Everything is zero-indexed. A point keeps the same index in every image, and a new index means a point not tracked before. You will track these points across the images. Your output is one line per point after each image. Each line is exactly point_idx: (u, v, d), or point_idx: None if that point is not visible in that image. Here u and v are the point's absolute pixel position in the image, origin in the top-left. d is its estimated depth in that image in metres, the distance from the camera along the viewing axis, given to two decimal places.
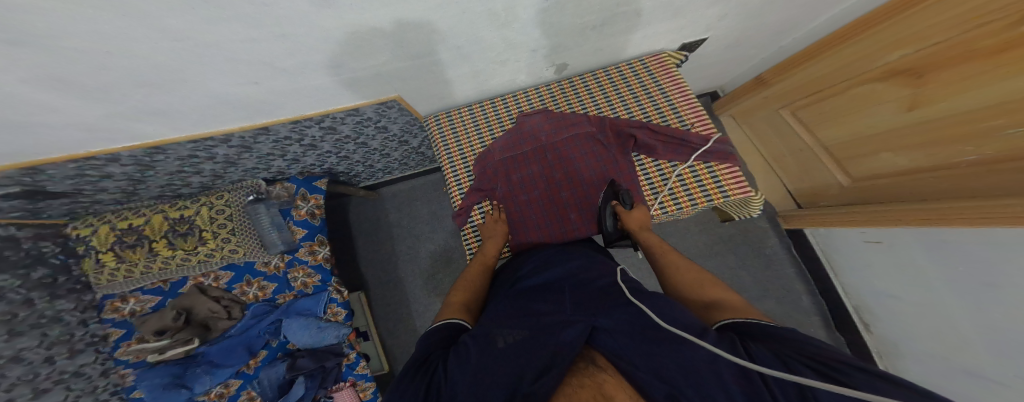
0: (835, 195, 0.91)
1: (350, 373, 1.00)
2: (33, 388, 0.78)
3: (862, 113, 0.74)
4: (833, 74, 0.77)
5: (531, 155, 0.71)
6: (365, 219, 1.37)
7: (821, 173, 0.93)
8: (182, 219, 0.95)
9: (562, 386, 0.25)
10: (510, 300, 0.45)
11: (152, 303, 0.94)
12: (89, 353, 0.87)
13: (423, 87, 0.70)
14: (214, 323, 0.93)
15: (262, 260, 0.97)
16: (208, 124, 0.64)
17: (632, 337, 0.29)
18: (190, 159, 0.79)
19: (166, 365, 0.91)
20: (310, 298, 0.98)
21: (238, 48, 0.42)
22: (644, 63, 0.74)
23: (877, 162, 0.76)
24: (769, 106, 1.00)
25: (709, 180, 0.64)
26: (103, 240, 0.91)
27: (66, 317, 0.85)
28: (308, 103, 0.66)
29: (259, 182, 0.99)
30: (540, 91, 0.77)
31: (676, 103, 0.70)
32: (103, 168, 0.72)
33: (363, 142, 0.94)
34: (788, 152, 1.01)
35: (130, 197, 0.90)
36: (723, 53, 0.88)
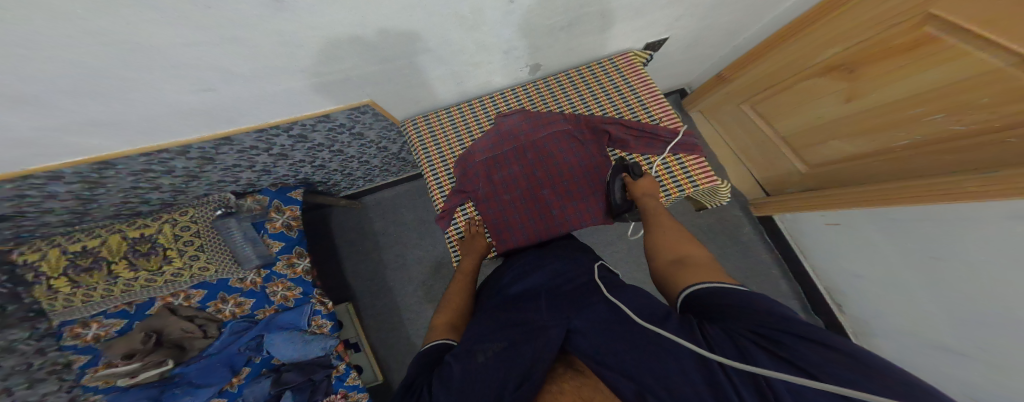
0: (797, 181, 0.96)
1: (341, 385, 0.97)
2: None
3: (808, 107, 0.80)
4: (778, 72, 0.83)
5: (511, 154, 0.72)
6: (348, 228, 1.34)
7: (783, 161, 0.98)
8: (144, 237, 0.91)
9: (540, 395, 0.28)
10: (497, 307, 0.46)
11: (118, 327, 0.88)
12: (53, 382, 0.81)
13: (397, 92, 0.69)
14: (189, 343, 0.89)
15: (237, 276, 0.94)
16: (167, 134, 0.61)
17: (603, 336, 0.32)
18: (145, 175, 0.75)
19: (141, 388, 0.85)
20: (291, 312, 0.95)
21: (187, 53, 0.40)
22: (613, 62, 0.77)
23: (827, 149, 0.82)
24: (731, 101, 1.06)
25: (680, 172, 0.67)
26: (55, 265, 0.84)
27: (20, 347, 0.79)
28: (274, 110, 0.64)
29: (228, 196, 0.96)
30: (517, 92, 0.78)
31: (645, 100, 0.72)
32: (47, 186, 0.68)
33: (338, 150, 0.91)
34: (755, 147, 1.06)
35: (82, 217, 0.84)
36: (687, 51, 0.92)
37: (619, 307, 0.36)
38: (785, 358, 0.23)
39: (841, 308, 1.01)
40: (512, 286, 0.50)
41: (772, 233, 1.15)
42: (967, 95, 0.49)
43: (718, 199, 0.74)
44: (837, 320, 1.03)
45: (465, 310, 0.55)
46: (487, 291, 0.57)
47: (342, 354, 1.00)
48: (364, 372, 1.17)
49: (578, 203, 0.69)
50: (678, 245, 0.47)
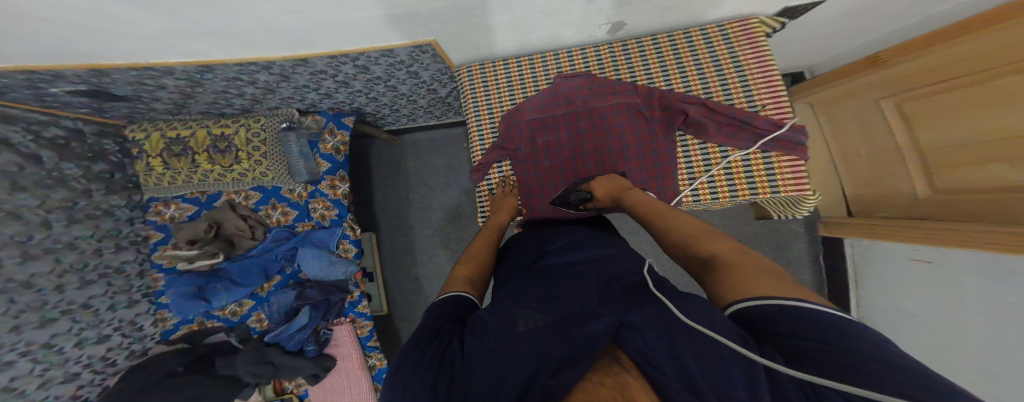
0: (908, 206, 0.78)
1: (351, 311, 1.05)
2: (81, 278, 0.85)
3: (987, 116, 0.57)
4: (977, 59, 0.57)
5: (561, 119, 0.67)
6: (384, 163, 1.38)
7: (893, 181, 0.80)
8: (223, 137, 0.97)
9: (583, 381, 0.24)
10: (527, 277, 0.44)
11: (190, 212, 1.01)
12: (130, 252, 0.96)
13: (464, 34, 0.62)
14: (239, 241, 0.99)
15: (288, 187, 1.02)
16: (254, 50, 0.63)
17: (666, 340, 0.27)
18: (235, 82, 0.79)
19: (192, 275, 0.98)
20: (324, 230, 1.01)
21: None
22: (724, 31, 0.63)
23: (978, 176, 0.61)
24: (867, 94, 0.80)
25: (762, 173, 0.57)
26: (155, 146, 0.96)
27: (116, 213, 0.94)
28: (345, 39, 0.60)
29: (293, 112, 0.98)
30: (587, 53, 0.69)
31: (749, 78, 0.61)
32: (158, 79, 0.73)
33: (392, 86, 0.90)
34: (865, 154, 0.86)
35: (179, 109, 0.93)
36: (829, 29, 0.72)
37: (675, 309, 0.31)
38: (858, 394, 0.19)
39: None
40: (550, 259, 0.47)
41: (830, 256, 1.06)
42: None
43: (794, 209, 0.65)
44: None
45: (486, 262, 0.54)
46: (510, 257, 0.56)
47: (359, 282, 1.07)
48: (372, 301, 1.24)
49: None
50: (694, 244, 0.41)
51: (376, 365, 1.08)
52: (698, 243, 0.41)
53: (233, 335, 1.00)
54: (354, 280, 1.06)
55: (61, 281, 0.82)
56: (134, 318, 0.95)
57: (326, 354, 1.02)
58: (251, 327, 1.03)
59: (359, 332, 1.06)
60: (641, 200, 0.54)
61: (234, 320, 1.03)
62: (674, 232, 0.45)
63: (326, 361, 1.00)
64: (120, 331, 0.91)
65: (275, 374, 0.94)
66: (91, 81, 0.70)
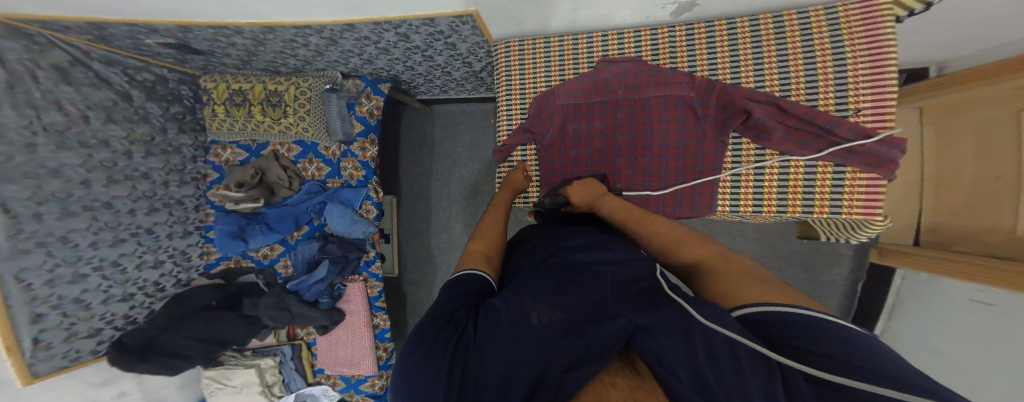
0: (994, 242, 0.64)
1: (365, 269, 1.11)
2: (150, 205, 0.95)
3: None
4: None
5: (598, 107, 0.63)
6: (413, 130, 1.39)
7: (996, 214, 0.63)
8: (276, 92, 1.00)
9: (593, 381, 0.25)
10: (550, 268, 0.42)
11: (241, 158, 1.09)
12: (190, 186, 1.05)
13: (502, 5, 0.58)
14: (278, 189, 1.06)
15: (325, 144, 1.06)
16: (311, 14, 0.64)
17: (683, 346, 0.25)
18: (292, 44, 0.82)
19: (236, 216, 1.05)
20: (350, 190, 1.05)
21: None
22: (834, 18, 0.51)
23: None
24: (1007, 98, 0.60)
25: (825, 190, 0.51)
26: (221, 95, 1.01)
27: (184, 151, 1.03)
28: (396, 5, 0.59)
29: (337, 75, 1.00)
30: (643, 35, 0.62)
31: (848, 78, 0.51)
32: (231, 38, 0.78)
33: (429, 56, 0.89)
34: (969, 177, 0.69)
35: (244, 64, 0.98)
36: (958, 18, 0.57)
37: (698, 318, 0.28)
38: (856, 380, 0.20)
39: None
40: (570, 254, 0.45)
41: (869, 285, 0.96)
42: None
43: (852, 233, 0.58)
44: None
45: (499, 239, 0.53)
46: (525, 249, 0.54)
47: (375, 243, 1.13)
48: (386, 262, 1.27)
49: (650, 184, 0.60)
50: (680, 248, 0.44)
51: (378, 325, 1.14)
52: (689, 246, 0.43)
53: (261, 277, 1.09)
54: (372, 240, 1.11)
55: (134, 206, 0.91)
56: (185, 248, 1.03)
57: (337, 309, 1.07)
58: (278, 272, 1.10)
59: (370, 291, 1.11)
60: (617, 207, 0.53)
61: (264, 263, 1.10)
62: (658, 237, 0.47)
63: (335, 315, 1.04)
64: (172, 259, 1.00)
65: (290, 320, 1.01)
66: (176, 35, 0.76)
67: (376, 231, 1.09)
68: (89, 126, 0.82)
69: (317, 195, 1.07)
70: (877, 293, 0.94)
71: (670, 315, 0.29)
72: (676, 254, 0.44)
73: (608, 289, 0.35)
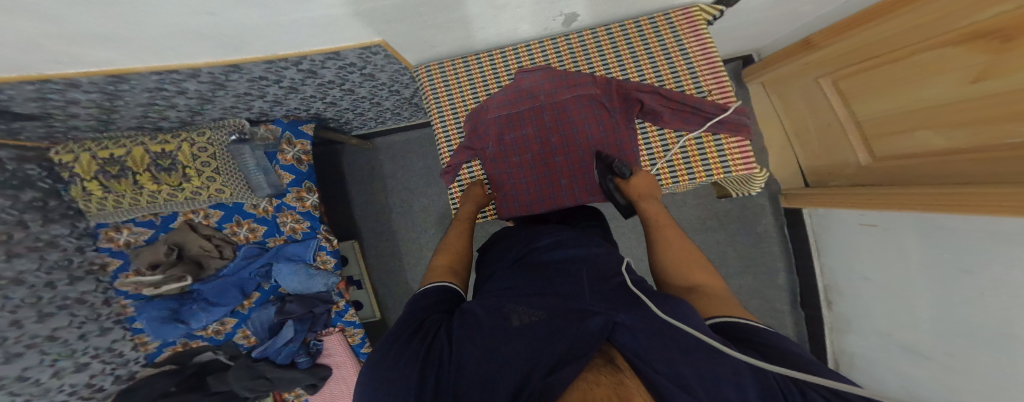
0: (853, 174, 0.81)
1: (339, 320, 1.05)
2: (38, 312, 0.79)
3: (912, 87, 0.59)
4: (904, 34, 0.58)
5: (527, 114, 0.67)
6: (360, 169, 1.36)
7: (841, 150, 0.82)
8: (164, 154, 0.90)
9: (578, 380, 0.26)
10: (522, 273, 0.46)
11: (146, 236, 0.96)
12: (89, 281, 0.90)
13: (410, 34, 0.60)
14: (206, 261, 0.97)
15: (250, 202, 0.99)
16: (173, 56, 0.57)
17: (652, 335, 0.29)
18: (159, 92, 0.73)
19: (162, 299, 0.95)
20: (298, 244, 1.00)
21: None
22: (670, 21, 0.63)
23: (908, 139, 0.63)
24: (809, 74, 0.83)
25: (714, 153, 0.60)
26: (87, 168, 0.87)
27: (62, 243, 0.86)
28: (279, 44, 0.58)
29: (242, 122, 0.93)
30: (544, 45, 0.69)
31: (697, 68, 0.61)
32: (65, 93, 0.65)
33: (348, 89, 0.89)
34: (812, 125, 0.88)
35: (106, 125, 0.85)
36: (766, 17, 0.73)
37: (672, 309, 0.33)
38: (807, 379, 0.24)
39: (829, 307, 1.01)
40: (543, 255, 0.49)
41: (792, 226, 1.10)
42: (993, 131, 0.46)
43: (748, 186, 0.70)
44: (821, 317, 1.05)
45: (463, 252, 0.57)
46: (491, 256, 0.58)
47: (342, 292, 1.06)
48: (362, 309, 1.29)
49: (589, 176, 0.66)
50: (691, 269, 0.45)
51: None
52: (693, 270, 0.44)
53: (221, 353, 0.99)
54: (338, 290, 1.05)
55: (17, 316, 0.75)
56: (110, 346, 0.92)
57: (320, 365, 1.02)
58: (240, 344, 1.01)
59: (350, 340, 1.06)
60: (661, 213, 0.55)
61: (219, 339, 0.99)
62: (676, 254, 0.48)
63: (321, 370, 1.00)
64: (98, 358, 0.89)
65: (270, 387, 0.93)
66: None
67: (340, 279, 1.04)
68: None
69: (258, 258, 0.99)
70: (801, 233, 1.07)
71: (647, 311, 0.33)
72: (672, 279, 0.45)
73: (580, 288, 0.39)
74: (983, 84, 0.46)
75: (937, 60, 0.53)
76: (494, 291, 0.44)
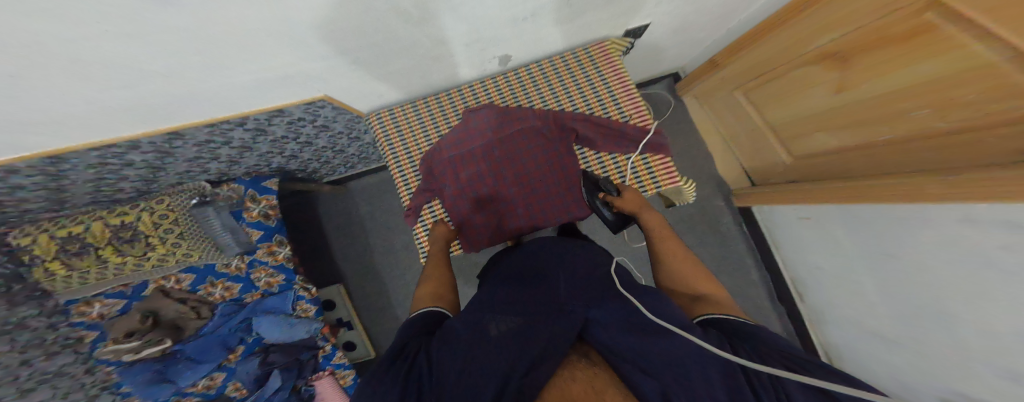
0: (781, 173, 0.95)
1: (328, 363, 1.06)
2: (19, 388, 0.75)
3: (801, 100, 0.77)
4: (776, 58, 0.78)
5: (479, 151, 0.70)
6: (336, 214, 1.35)
7: (768, 153, 0.96)
8: (125, 225, 0.88)
9: (555, 377, 0.32)
10: (499, 288, 0.51)
11: (120, 306, 0.90)
12: (68, 355, 0.84)
13: (356, 84, 0.66)
14: (186, 322, 0.92)
15: (221, 262, 0.95)
16: (112, 131, 0.59)
17: (625, 334, 0.36)
18: (105, 167, 0.72)
19: (144, 363, 0.89)
20: (275, 297, 0.99)
21: (81, 63, 0.38)
22: (590, 53, 0.73)
23: (812, 141, 0.80)
24: (727, 88, 1.00)
25: (645, 171, 0.69)
26: (46, 249, 0.80)
27: (35, 323, 0.79)
28: (215, 107, 0.62)
29: (202, 184, 0.93)
30: (485, 85, 0.75)
31: (619, 97, 0.71)
32: (8, 180, 0.63)
33: (307, 141, 0.92)
34: (742, 130, 1.03)
35: (60, 205, 0.81)
36: (677, 34, 0.85)
37: (638, 307, 0.41)
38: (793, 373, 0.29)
39: (802, 299, 1.04)
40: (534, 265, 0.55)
41: (749, 221, 1.13)
42: (871, 130, 0.65)
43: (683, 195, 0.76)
44: (797, 310, 1.07)
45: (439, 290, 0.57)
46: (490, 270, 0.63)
47: (327, 336, 1.05)
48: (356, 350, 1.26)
49: (546, 202, 0.69)
50: (696, 278, 0.51)
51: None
52: (699, 282, 0.50)
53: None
54: (324, 334, 1.05)
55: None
56: None
57: None
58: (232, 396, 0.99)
59: (343, 382, 1.07)
60: (659, 226, 0.61)
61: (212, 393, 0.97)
62: (681, 265, 0.54)
63: None
64: None
65: None
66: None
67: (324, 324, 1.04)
68: None
69: (237, 314, 0.96)
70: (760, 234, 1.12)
71: (615, 308, 0.40)
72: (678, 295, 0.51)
73: (557, 291, 0.45)
74: (845, 93, 0.65)
75: (819, 72, 0.69)
76: (477, 303, 0.49)
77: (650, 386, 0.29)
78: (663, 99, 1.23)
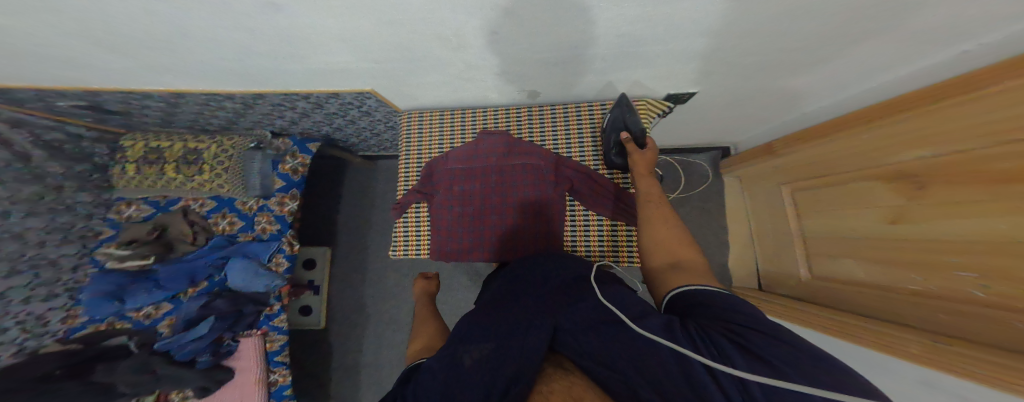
0: (793, 286, 0.87)
1: (265, 323, 1.10)
2: (12, 267, 0.88)
3: (847, 217, 0.67)
4: (845, 157, 0.66)
5: (478, 171, 0.72)
6: (357, 184, 1.48)
7: (790, 261, 0.89)
8: (195, 150, 1.07)
9: (532, 393, 0.28)
10: (480, 311, 0.47)
11: (147, 214, 1.09)
12: (75, 246, 1.01)
13: (394, 85, 0.70)
14: (177, 245, 1.06)
15: (241, 199, 1.09)
16: (211, 84, 0.73)
17: (598, 338, 0.33)
18: (207, 106, 0.89)
19: (116, 274, 1.02)
20: (260, 244, 1.07)
21: (200, 31, 0.49)
22: None
23: (837, 264, 0.72)
24: (776, 178, 0.91)
25: (625, 242, 0.68)
26: (136, 153, 1.07)
27: (79, 208, 1.01)
28: (292, 81, 0.70)
29: (265, 134, 1.09)
30: (509, 112, 0.77)
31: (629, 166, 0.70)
32: (145, 101, 0.84)
33: (351, 120, 0.98)
34: (771, 231, 0.96)
35: (167, 124, 1.03)
36: (722, 112, 0.83)
37: (606, 302, 0.40)
38: (749, 348, 0.26)
39: None
40: (513, 274, 0.55)
41: None
42: (901, 274, 0.55)
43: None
44: None
45: None
46: (491, 282, 0.61)
47: (281, 296, 1.12)
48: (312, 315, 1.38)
49: (540, 239, 0.68)
50: (673, 247, 0.50)
51: (276, 381, 1.11)
52: (676, 248, 0.50)
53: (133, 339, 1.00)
54: (277, 293, 1.11)
55: None
56: (44, 312, 0.94)
57: (222, 367, 1.04)
58: (159, 332, 1.04)
59: (269, 345, 1.10)
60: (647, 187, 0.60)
61: (144, 324, 1.04)
62: (659, 234, 0.53)
63: (218, 373, 1.02)
64: (21, 325, 0.89)
65: (154, 385, 0.94)
66: (87, 99, 0.81)
67: (284, 284, 1.11)
68: None
69: (222, 249, 1.07)
70: None
71: (582, 310, 0.39)
72: (654, 259, 0.51)
73: (526, 312, 0.42)
74: (897, 227, 0.56)
75: (873, 191, 0.60)
76: (482, 308, 0.48)
77: (617, 386, 0.27)
78: (699, 173, 1.20)
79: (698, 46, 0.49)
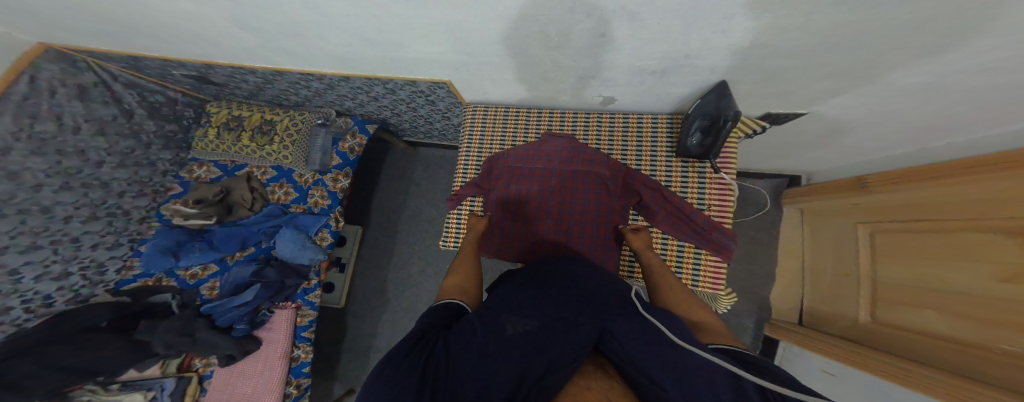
0: (845, 328, 0.81)
1: (301, 297, 1.13)
2: (90, 213, 0.98)
3: (940, 268, 0.59)
4: (952, 203, 0.59)
5: (538, 173, 0.71)
6: (396, 168, 1.52)
7: (846, 304, 0.82)
8: (270, 122, 1.14)
9: (570, 385, 0.29)
10: (520, 291, 0.47)
11: (214, 176, 1.18)
12: (147, 199, 1.11)
13: (474, 78, 0.71)
14: (236, 209, 1.11)
15: (300, 172, 1.15)
16: (309, 65, 0.79)
17: (637, 346, 0.33)
18: (293, 85, 0.95)
19: (179, 231, 1.09)
20: (310, 217, 1.11)
21: (327, 14, 0.53)
22: None
23: (913, 316, 0.64)
24: (853, 215, 0.84)
25: (690, 262, 0.67)
26: (219, 118, 1.16)
27: (157, 164, 1.12)
28: (381, 68, 0.73)
29: (331, 111, 1.14)
30: (579, 116, 0.76)
31: (706, 186, 0.67)
32: (245, 75, 0.92)
33: (414, 108, 1.02)
34: (831, 271, 0.89)
35: (250, 96, 1.12)
36: (792, 139, 0.80)
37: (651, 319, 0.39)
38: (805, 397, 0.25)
39: None
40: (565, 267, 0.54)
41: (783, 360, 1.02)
42: (995, 333, 0.48)
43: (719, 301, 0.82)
44: None
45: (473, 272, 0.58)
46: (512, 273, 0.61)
47: (320, 271, 1.16)
48: (331, 292, 1.39)
49: (596, 250, 0.68)
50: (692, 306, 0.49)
51: (298, 358, 1.12)
52: (694, 309, 0.48)
53: (178, 297, 1.08)
54: (317, 268, 1.15)
55: (72, 213, 0.95)
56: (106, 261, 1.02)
57: (252, 338, 1.07)
58: (200, 293, 1.10)
59: (299, 320, 1.12)
60: (652, 259, 0.59)
61: (188, 283, 1.10)
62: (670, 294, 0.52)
63: (246, 344, 1.04)
64: (84, 271, 0.97)
65: (189, 347, 0.98)
66: (202, 71, 0.93)
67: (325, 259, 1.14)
68: (76, 137, 0.95)
69: (275, 218, 1.13)
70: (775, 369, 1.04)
71: (628, 325, 0.37)
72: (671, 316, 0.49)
73: (582, 309, 0.41)
74: (1005, 284, 0.47)
75: (979, 242, 0.53)
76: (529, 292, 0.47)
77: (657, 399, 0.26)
78: (756, 199, 1.14)
79: (810, 56, 0.45)
